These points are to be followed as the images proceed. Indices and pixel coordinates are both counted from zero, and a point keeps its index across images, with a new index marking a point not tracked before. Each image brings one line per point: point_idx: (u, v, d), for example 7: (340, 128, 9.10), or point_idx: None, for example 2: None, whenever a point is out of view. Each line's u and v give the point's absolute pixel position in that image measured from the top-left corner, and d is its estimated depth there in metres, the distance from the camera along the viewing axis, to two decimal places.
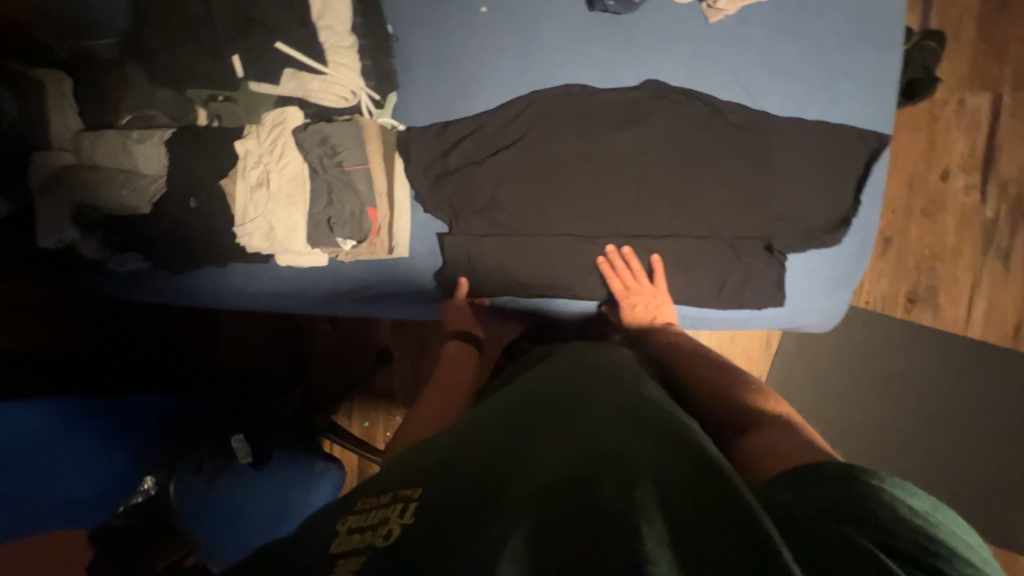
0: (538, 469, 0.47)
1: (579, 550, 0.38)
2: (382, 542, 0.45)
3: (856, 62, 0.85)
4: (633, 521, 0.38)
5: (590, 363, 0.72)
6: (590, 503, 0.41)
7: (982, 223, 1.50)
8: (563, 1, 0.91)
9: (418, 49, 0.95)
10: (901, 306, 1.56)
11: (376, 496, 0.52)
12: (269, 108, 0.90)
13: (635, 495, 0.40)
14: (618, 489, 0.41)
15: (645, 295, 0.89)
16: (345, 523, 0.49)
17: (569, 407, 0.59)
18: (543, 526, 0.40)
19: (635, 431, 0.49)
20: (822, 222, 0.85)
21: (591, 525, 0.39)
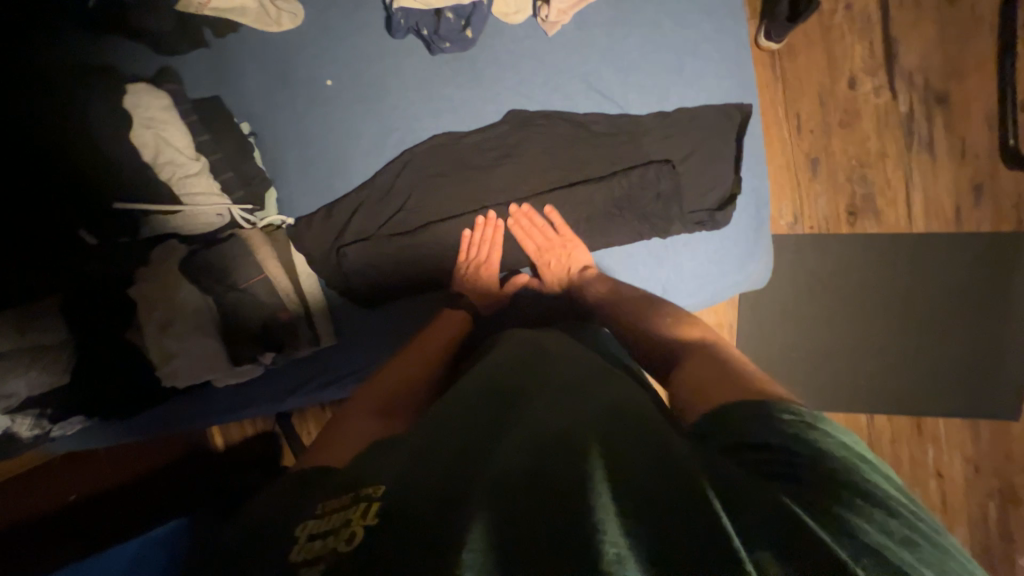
0: (491, 460, 0.48)
1: (531, 525, 0.40)
2: (343, 548, 0.42)
3: (703, 37, 0.83)
4: (585, 494, 0.41)
5: (524, 348, 0.75)
6: (547, 485, 0.43)
7: (899, 119, 1.50)
8: (404, 53, 0.89)
9: (279, 141, 0.93)
10: (844, 222, 1.54)
11: (337, 498, 0.48)
12: (151, 249, 0.89)
13: (586, 473, 0.43)
14: (572, 470, 0.44)
15: (557, 250, 0.87)
16: (307, 527, 0.46)
17: (519, 395, 0.61)
18: (504, 512, 0.42)
19: (585, 415, 0.53)
20: (714, 203, 0.83)
21: (544, 503, 0.42)
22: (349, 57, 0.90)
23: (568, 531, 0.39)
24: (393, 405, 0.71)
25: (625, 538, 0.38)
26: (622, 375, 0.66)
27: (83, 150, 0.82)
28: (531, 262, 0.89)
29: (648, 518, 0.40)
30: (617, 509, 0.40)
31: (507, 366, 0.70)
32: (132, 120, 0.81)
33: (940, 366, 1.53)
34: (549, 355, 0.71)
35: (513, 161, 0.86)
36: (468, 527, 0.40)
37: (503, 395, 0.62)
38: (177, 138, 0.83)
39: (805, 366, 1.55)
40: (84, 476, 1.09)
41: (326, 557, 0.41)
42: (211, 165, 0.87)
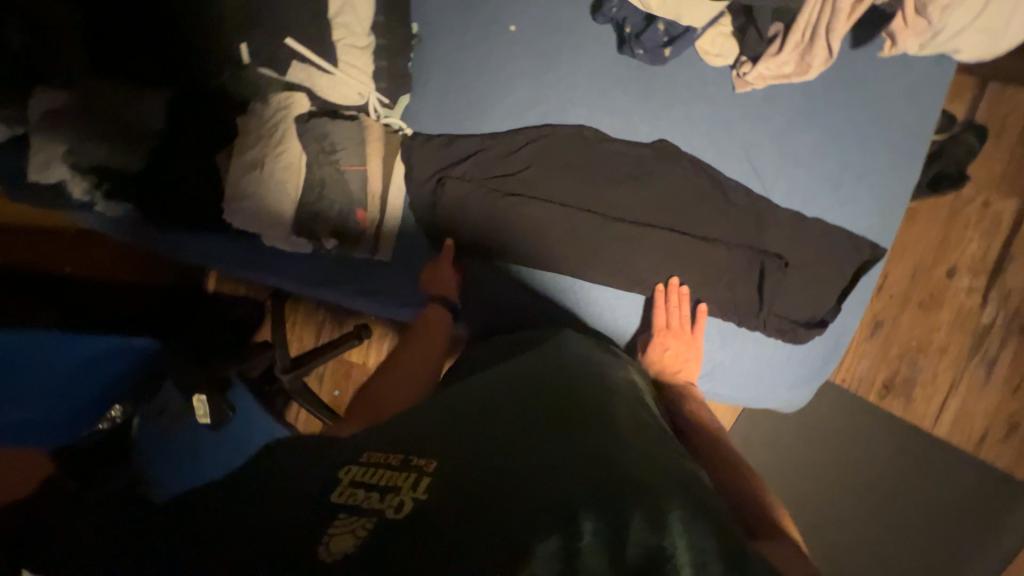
0: (564, 479, 0.47)
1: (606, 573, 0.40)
2: (393, 514, 0.46)
3: (872, 166, 0.82)
4: (664, 566, 0.41)
5: (593, 361, 0.73)
6: (621, 528, 0.43)
7: (975, 327, 1.49)
8: (593, 38, 0.88)
9: (437, 56, 0.93)
10: (875, 391, 1.54)
11: (387, 452, 0.53)
12: (277, 89, 0.88)
13: (666, 544, 0.43)
14: (650, 531, 0.43)
15: (680, 339, 0.84)
16: (348, 472, 0.51)
17: (590, 409, 0.59)
18: (578, 543, 0.41)
19: (665, 473, 0.52)
20: (802, 317, 0.82)
21: (620, 557, 0.41)
22: (542, 14, 0.90)
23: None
24: (372, 412, 0.79)
25: None
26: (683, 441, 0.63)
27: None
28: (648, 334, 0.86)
29: None
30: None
31: (576, 375, 0.67)
32: None
33: None
34: (616, 384, 0.69)
35: (638, 187, 0.85)
36: (538, 545, 0.40)
37: (573, 403, 0.60)
38: (362, 8, 0.85)
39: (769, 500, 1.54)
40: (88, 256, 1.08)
41: (360, 526, 0.45)
42: (376, 47, 0.88)
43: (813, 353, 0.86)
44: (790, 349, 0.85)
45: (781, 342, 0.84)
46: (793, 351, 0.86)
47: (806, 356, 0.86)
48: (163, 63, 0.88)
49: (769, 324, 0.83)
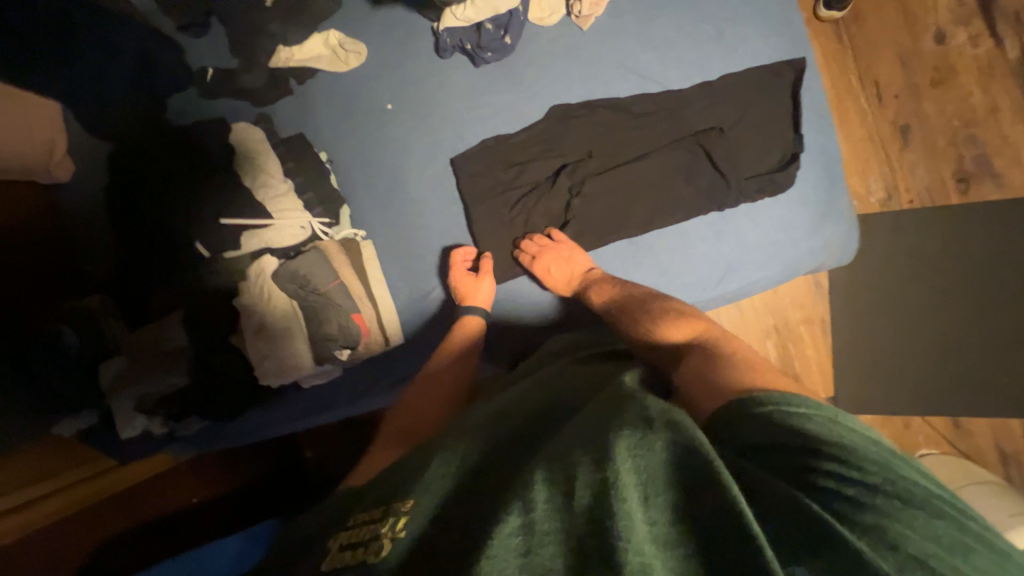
0: (522, 468, 0.49)
1: (562, 530, 0.41)
2: (374, 558, 0.45)
3: (743, 3, 0.81)
4: (609, 497, 0.41)
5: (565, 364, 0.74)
6: (570, 485, 0.44)
7: (1006, 69, 1.31)
8: (450, 70, 0.96)
9: (350, 163, 1.05)
10: (952, 191, 1.35)
11: (374, 509, 0.52)
12: (247, 263, 0.97)
13: (608, 474, 0.42)
14: (595, 469, 0.43)
15: (555, 257, 0.85)
16: (338, 538, 0.51)
17: (555, 411, 0.62)
18: (531, 514, 0.43)
19: (614, 412, 0.51)
20: (772, 165, 0.78)
21: (572, 507, 0.42)
22: (404, 80, 1.00)
23: (590, 538, 0.40)
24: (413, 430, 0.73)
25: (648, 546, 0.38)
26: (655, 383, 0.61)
27: (190, 182, 0.94)
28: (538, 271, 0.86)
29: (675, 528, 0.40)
30: (640, 513, 0.40)
31: (550, 385, 0.69)
32: (235, 153, 0.96)
33: None
34: (581, 371, 0.71)
35: (561, 155, 0.89)
36: (494, 526, 0.43)
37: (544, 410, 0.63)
38: (269, 165, 0.96)
39: None
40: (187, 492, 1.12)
41: (355, 567, 0.45)
42: (294, 187, 0.98)
43: (812, 191, 0.79)
44: (787, 200, 0.79)
45: (773, 199, 0.79)
46: (793, 200, 0.79)
47: (808, 199, 0.79)
48: (171, 289, 1.00)
49: (749, 191, 0.78)
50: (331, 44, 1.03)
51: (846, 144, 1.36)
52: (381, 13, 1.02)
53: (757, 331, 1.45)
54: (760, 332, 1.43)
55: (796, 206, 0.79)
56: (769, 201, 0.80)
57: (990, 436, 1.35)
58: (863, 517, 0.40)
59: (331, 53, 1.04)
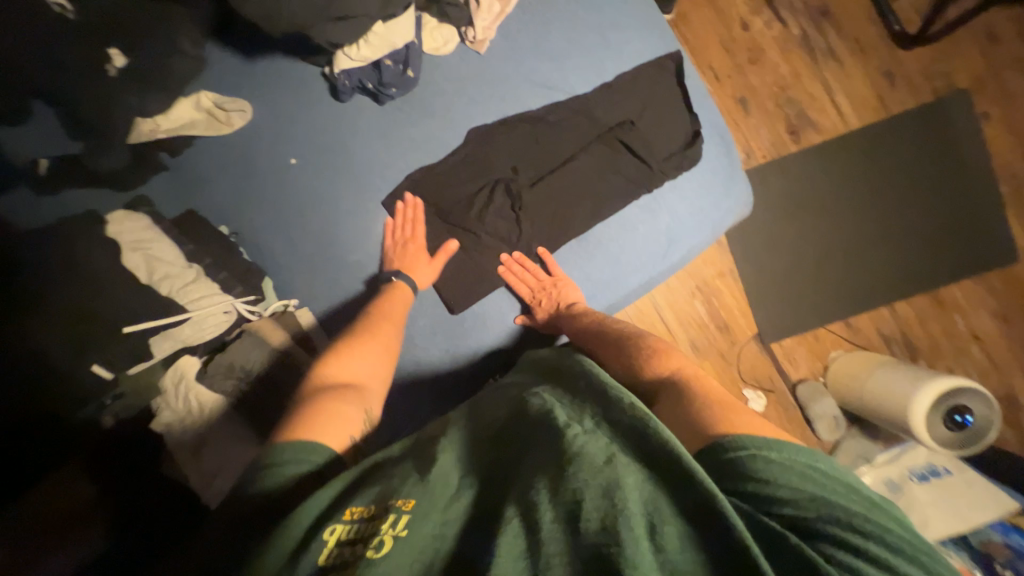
0: (526, 480, 0.51)
1: (569, 552, 0.44)
2: (372, 553, 0.47)
3: (615, 10, 0.90)
4: (618, 524, 0.43)
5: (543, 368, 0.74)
6: (576, 509, 0.45)
7: (797, 41, 1.65)
8: (354, 112, 0.93)
9: (261, 230, 0.94)
10: (789, 142, 1.65)
11: (369, 504, 0.52)
12: (162, 373, 0.81)
13: (619, 504, 0.45)
14: (603, 497, 0.45)
15: (544, 287, 0.87)
16: (335, 532, 0.49)
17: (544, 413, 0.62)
18: (538, 533, 0.45)
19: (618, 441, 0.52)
20: (680, 143, 0.88)
21: (579, 532, 0.44)
22: (305, 132, 0.93)
23: (595, 563, 0.42)
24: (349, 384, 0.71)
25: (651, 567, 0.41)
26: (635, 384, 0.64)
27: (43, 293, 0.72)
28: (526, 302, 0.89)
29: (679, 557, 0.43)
30: (647, 543, 0.43)
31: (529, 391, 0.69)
32: (120, 246, 0.79)
33: (928, 239, 1.63)
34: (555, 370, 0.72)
35: (492, 174, 0.89)
36: (500, 548, 0.44)
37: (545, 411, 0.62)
38: (166, 252, 0.82)
39: (808, 282, 1.65)
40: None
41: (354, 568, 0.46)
42: (204, 270, 0.84)
43: (717, 158, 0.90)
44: (700, 170, 0.89)
45: (690, 171, 0.88)
46: (705, 169, 0.89)
47: (716, 165, 0.90)
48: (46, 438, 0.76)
49: (668, 168, 0.87)
50: (205, 106, 0.93)
51: None
52: (259, 66, 0.94)
53: (684, 292, 1.63)
54: (687, 294, 1.64)
55: (708, 173, 0.89)
56: (687, 174, 0.89)
57: (873, 326, 1.65)
58: (839, 548, 0.42)
59: (206, 115, 0.94)
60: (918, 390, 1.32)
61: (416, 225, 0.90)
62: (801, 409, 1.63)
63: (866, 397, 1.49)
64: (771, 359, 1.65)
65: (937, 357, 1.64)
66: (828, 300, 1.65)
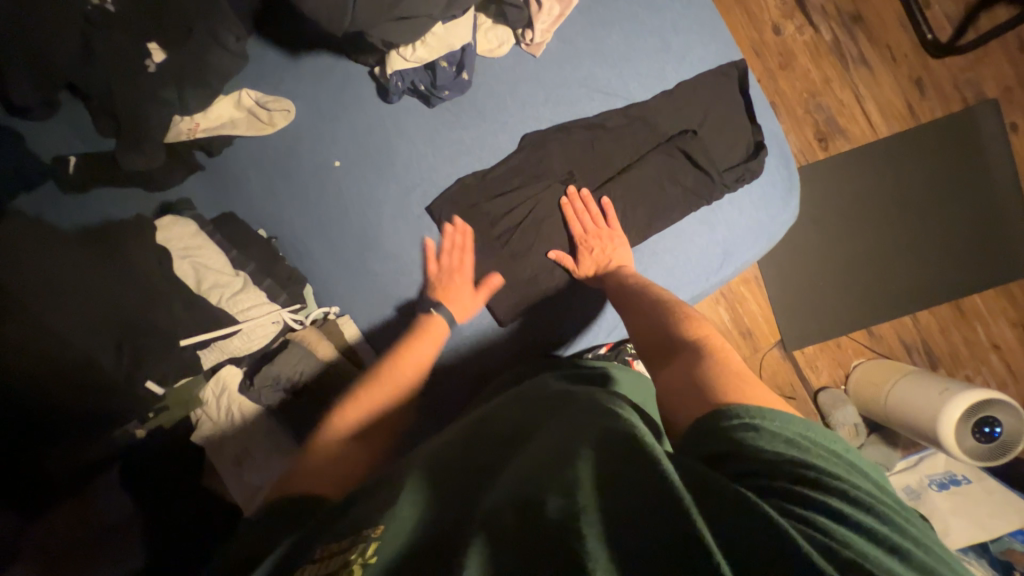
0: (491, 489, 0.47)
1: (526, 548, 0.39)
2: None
3: (675, 15, 0.88)
4: (575, 517, 0.39)
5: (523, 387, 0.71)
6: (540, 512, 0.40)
7: (829, 47, 1.63)
8: (403, 114, 0.89)
9: (302, 234, 0.91)
10: (817, 149, 1.65)
11: (340, 538, 0.46)
12: (205, 384, 0.79)
13: (581, 498, 0.40)
14: (564, 493, 0.41)
15: (603, 236, 0.85)
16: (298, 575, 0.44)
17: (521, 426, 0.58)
18: (498, 537, 0.40)
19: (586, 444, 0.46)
20: (741, 154, 0.86)
21: (539, 527, 0.40)
22: (350, 133, 0.90)
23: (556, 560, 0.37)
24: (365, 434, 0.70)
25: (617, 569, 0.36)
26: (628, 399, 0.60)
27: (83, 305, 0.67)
28: (573, 247, 0.87)
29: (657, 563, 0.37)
30: (604, 530, 0.38)
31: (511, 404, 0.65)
32: (168, 253, 0.76)
33: (953, 250, 1.63)
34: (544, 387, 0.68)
35: (546, 182, 0.87)
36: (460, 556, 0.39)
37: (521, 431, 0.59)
38: (212, 260, 0.78)
39: (834, 290, 1.65)
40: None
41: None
42: (249, 276, 0.81)
43: (778, 170, 0.88)
44: (759, 183, 0.87)
45: (750, 185, 0.87)
46: (767, 181, 0.87)
47: (776, 179, 0.88)
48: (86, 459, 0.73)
49: (728, 178, 0.85)
50: (245, 105, 0.88)
51: None
52: (302, 64, 0.90)
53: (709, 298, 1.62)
54: (712, 299, 1.63)
55: (768, 186, 0.88)
56: (747, 187, 0.87)
57: (895, 335, 1.66)
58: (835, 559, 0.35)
59: (247, 114, 0.89)
60: (948, 405, 1.32)
61: (464, 252, 0.87)
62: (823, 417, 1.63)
63: (891, 404, 1.50)
64: (793, 366, 1.65)
65: (957, 366, 1.65)
66: (853, 309, 1.65)
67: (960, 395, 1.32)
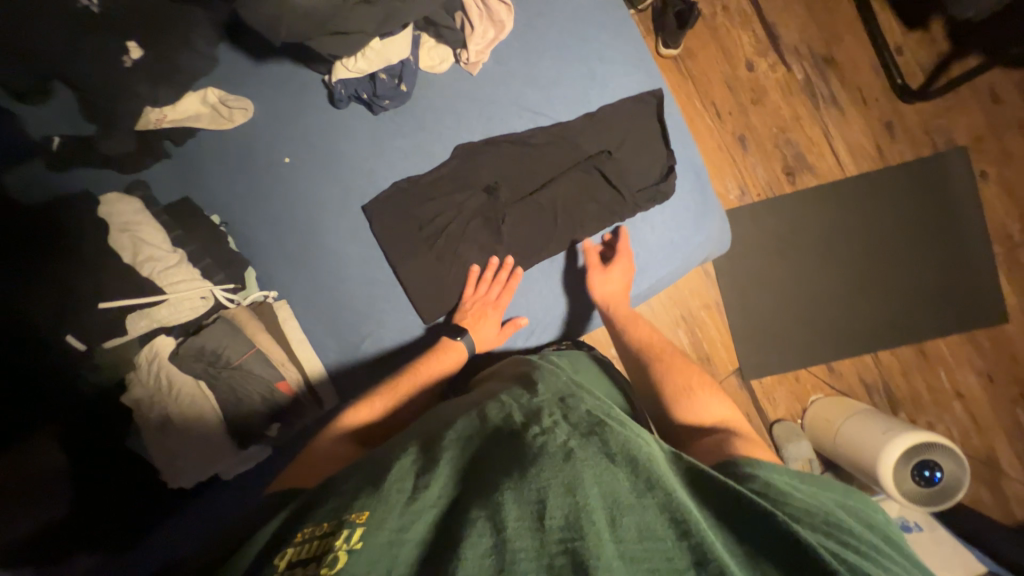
0: (489, 484, 0.51)
1: (535, 547, 0.43)
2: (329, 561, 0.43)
3: (604, 44, 0.95)
4: (580, 520, 0.44)
5: (512, 379, 0.77)
6: (543, 508, 0.46)
7: (800, 87, 1.68)
8: (349, 120, 0.97)
9: (251, 222, 0.97)
10: (785, 183, 1.67)
11: (321, 525, 0.49)
12: (139, 350, 0.85)
13: (584, 500, 0.46)
14: (567, 495, 0.47)
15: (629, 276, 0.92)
16: (285, 556, 0.47)
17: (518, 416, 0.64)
18: (503, 532, 0.44)
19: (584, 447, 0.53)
20: (655, 175, 0.93)
21: (544, 529, 0.45)
22: (302, 135, 0.98)
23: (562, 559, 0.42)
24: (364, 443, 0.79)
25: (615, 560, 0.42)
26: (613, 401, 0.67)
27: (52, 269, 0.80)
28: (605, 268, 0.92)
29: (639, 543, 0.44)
30: (608, 534, 0.44)
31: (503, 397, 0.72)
32: (108, 226, 0.84)
33: (917, 291, 1.63)
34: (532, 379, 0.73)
35: (473, 190, 0.94)
36: (465, 548, 0.43)
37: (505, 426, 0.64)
38: (152, 235, 0.86)
39: (796, 323, 1.64)
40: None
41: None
42: (188, 255, 0.89)
43: (692, 195, 0.94)
44: (672, 204, 0.93)
45: (663, 208, 0.93)
46: (682, 203, 0.94)
47: (689, 202, 0.94)
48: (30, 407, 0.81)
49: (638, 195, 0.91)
50: (210, 101, 0.96)
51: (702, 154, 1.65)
52: (264, 69, 0.99)
53: (669, 321, 1.63)
54: (672, 323, 1.63)
55: (682, 208, 0.94)
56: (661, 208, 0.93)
57: (855, 372, 1.64)
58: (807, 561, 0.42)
59: (210, 110, 0.97)
60: (889, 444, 1.31)
61: (504, 291, 0.92)
62: (777, 450, 1.60)
63: (839, 443, 1.48)
64: (751, 396, 1.63)
65: (919, 410, 1.62)
66: (814, 344, 1.64)
67: (902, 436, 1.31)
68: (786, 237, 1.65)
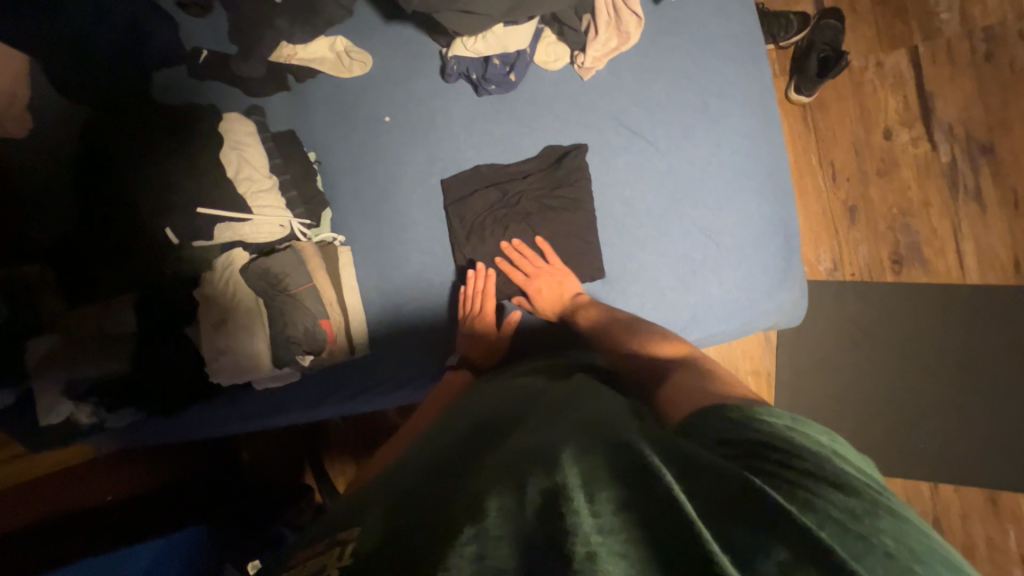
0: (473, 479, 0.47)
1: (517, 537, 0.38)
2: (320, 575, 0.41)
3: (723, 79, 0.96)
4: (558, 498, 0.40)
5: (520, 387, 0.75)
6: (522, 494, 0.41)
7: (941, 170, 1.49)
8: (453, 94, 1.00)
9: (339, 166, 1.04)
10: (888, 270, 1.50)
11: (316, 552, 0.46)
12: (218, 256, 0.95)
13: (563, 477, 0.41)
14: (546, 475, 0.42)
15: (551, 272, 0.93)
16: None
17: (511, 421, 0.62)
18: (483, 524, 0.39)
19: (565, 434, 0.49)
20: (734, 221, 0.95)
21: (524, 514, 0.40)
22: (406, 98, 1.02)
23: (540, 540, 0.37)
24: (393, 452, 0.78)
25: (593, 535, 0.36)
26: (605, 398, 0.63)
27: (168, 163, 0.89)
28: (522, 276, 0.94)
29: (618, 517, 0.38)
30: (586, 504, 0.39)
31: (501, 402, 0.70)
32: (222, 141, 0.92)
33: (1005, 430, 1.43)
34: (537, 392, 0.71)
35: (547, 192, 0.94)
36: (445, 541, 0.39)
37: (502, 427, 0.61)
38: (255, 157, 0.94)
39: (853, 422, 1.48)
40: (90, 489, 1.03)
41: None
42: (280, 183, 0.97)
43: (777, 261, 0.96)
44: (753, 265, 0.95)
45: (741, 264, 0.95)
46: (767, 264, 0.95)
47: (771, 267, 0.96)
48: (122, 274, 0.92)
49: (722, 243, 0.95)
50: (337, 49, 1.03)
51: (802, 214, 1.51)
52: (391, 28, 1.04)
53: None
54: None
55: (761, 269, 0.96)
56: (742, 264, 0.95)
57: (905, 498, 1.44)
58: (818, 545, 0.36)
59: (335, 57, 1.04)
60: None
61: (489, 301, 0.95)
62: None
63: None
64: None
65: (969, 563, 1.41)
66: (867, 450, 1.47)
67: None
68: (870, 328, 1.49)
